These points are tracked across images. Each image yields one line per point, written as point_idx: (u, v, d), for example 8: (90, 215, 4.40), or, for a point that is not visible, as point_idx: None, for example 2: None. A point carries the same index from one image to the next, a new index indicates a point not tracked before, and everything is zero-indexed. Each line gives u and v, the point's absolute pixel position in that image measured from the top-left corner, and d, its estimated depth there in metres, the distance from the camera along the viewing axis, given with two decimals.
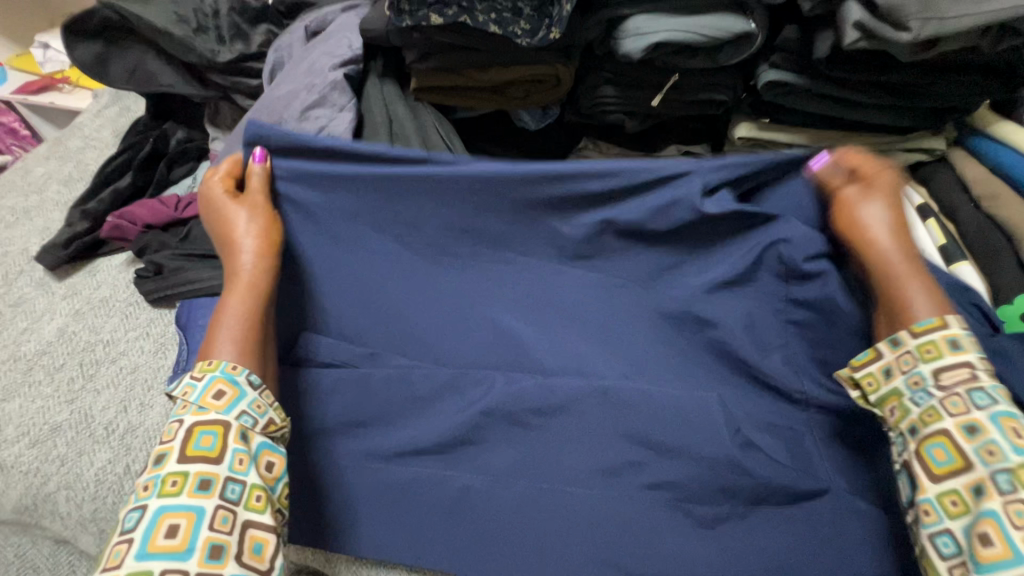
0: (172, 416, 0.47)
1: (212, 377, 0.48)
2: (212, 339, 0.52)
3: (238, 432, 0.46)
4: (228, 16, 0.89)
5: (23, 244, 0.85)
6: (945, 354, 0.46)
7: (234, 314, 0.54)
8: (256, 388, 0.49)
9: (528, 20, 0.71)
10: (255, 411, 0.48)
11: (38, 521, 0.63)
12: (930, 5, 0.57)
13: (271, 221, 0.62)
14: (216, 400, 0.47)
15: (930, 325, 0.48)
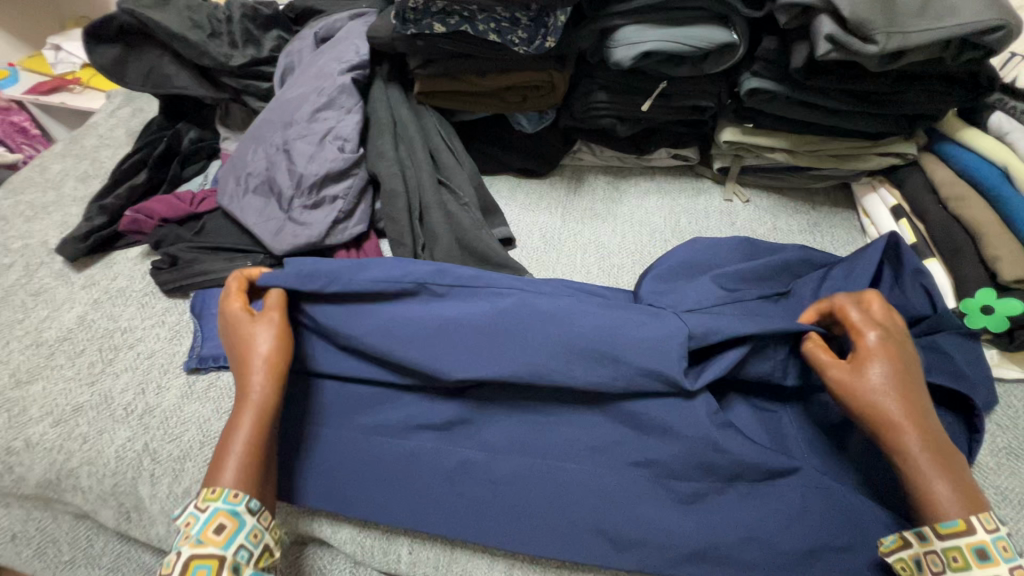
0: (172, 546, 0.45)
1: (214, 510, 0.46)
2: (220, 463, 0.49)
3: (232, 566, 0.45)
4: (240, 22, 0.94)
5: (43, 237, 0.89)
6: (973, 566, 0.43)
7: (240, 443, 0.50)
8: (256, 513, 0.48)
9: (525, 29, 0.75)
10: (252, 542, 0.47)
11: (61, 496, 0.67)
12: (893, 21, 0.62)
13: (282, 338, 0.57)
14: (216, 533, 0.46)
15: (955, 528, 0.45)
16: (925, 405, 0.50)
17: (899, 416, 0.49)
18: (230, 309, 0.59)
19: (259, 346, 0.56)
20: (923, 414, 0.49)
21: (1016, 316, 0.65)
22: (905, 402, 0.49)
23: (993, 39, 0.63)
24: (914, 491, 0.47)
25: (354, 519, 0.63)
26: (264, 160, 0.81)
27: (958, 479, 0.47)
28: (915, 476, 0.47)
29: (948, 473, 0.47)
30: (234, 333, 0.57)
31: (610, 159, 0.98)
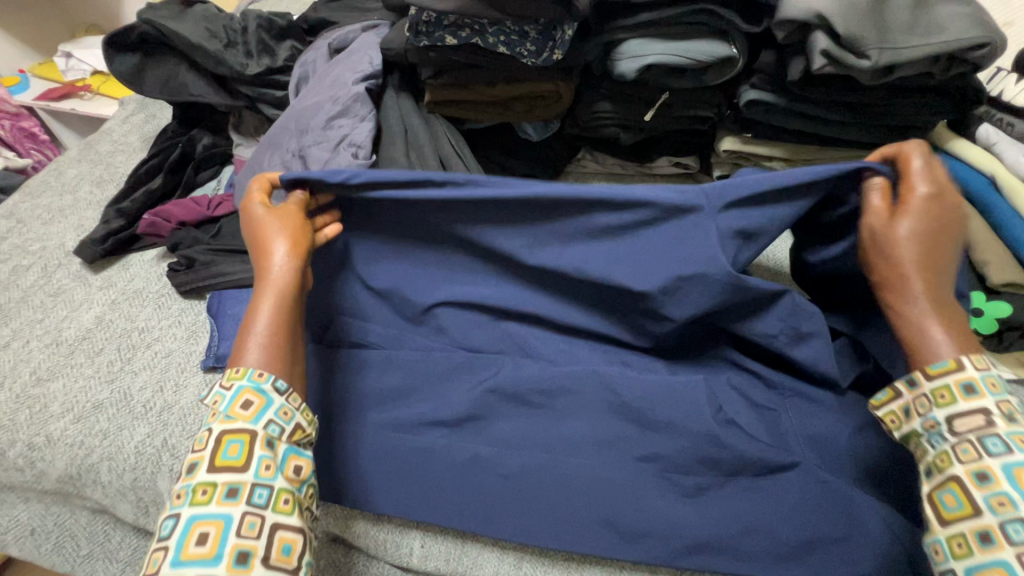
0: (203, 425, 0.47)
1: (239, 387, 0.48)
2: (243, 344, 0.51)
3: (264, 440, 0.46)
4: (255, 33, 0.97)
5: (60, 239, 0.91)
6: (959, 399, 0.46)
7: (265, 318, 0.53)
8: (283, 393, 0.49)
9: (533, 42, 0.79)
10: (282, 418, 0.48)
11: (81, 490, 0.69)
12: (885, 37, 0.66)
13: (295, 231, 0.59)
14: (244, 409, 0.47)
15: (946, 368, 0.47)
16: (944, 267, 0.52)
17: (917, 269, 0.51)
18: (249, 202, 0.61)
19: (277, 228, 0.59)
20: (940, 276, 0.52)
21: (1004, 318, 0.68)
22: (925, 260, 0.52)
23: (978, 55, 0.66)
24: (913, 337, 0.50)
25: (368, 513, 0.65)
26: (280, 165, 0.84)
27: (960, 333, 0.49)
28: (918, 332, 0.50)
29: (959, 337, 0.49)
30: (253, 219, 0.60)
31: (612, 166, 1.01)
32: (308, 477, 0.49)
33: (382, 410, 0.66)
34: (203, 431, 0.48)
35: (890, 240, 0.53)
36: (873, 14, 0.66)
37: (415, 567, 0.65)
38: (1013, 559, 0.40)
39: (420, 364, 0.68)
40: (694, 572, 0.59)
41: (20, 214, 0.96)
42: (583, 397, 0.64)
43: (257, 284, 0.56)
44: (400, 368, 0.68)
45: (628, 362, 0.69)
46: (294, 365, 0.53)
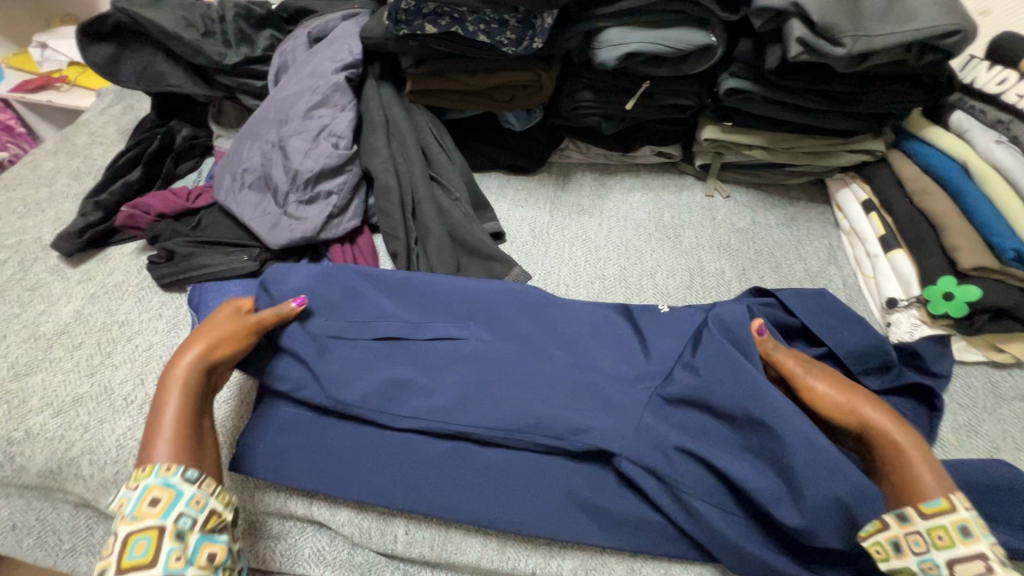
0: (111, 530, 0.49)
1: (146, 486, 0.50)
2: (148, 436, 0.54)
3: (172, 533, 0.48)
4: (233, 22, 0.95)
5: (37, 233, 0.90)
6: (958, 544, 0.45)
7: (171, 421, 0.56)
8: (193, 482, 0.51)
9: (513, 31, 0.78)
10: (193, 509, 0.50)
11: (61, 484, 0.68)
12: (860, 24, 0.66)
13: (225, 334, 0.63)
14: (151, 507, 0.49)
15: (939, 507, 0.47)
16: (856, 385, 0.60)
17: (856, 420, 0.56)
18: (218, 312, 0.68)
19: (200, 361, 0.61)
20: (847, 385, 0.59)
21: (974, 301, 0.69)
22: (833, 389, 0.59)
23: (950, 42, 0.67)
24: (901, 482, 0.51)
25: (352, 503, 0.65)
26: (260, 155, 0.83)
27: (896, 434, 0.53)
28: (908, 476, 0.50)
29: (921, 454, 0.51)
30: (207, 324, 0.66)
31: (596, 156, 1.01)
32: (226, 558, 0.51)
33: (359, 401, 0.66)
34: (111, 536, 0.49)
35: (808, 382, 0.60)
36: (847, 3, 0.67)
37: (400, 554, 0.66)
38: None
39: None
40: (675, 554, 0.61)
41: None
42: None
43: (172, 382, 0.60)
44: None
45: None
46: (205, 464, 0.55)
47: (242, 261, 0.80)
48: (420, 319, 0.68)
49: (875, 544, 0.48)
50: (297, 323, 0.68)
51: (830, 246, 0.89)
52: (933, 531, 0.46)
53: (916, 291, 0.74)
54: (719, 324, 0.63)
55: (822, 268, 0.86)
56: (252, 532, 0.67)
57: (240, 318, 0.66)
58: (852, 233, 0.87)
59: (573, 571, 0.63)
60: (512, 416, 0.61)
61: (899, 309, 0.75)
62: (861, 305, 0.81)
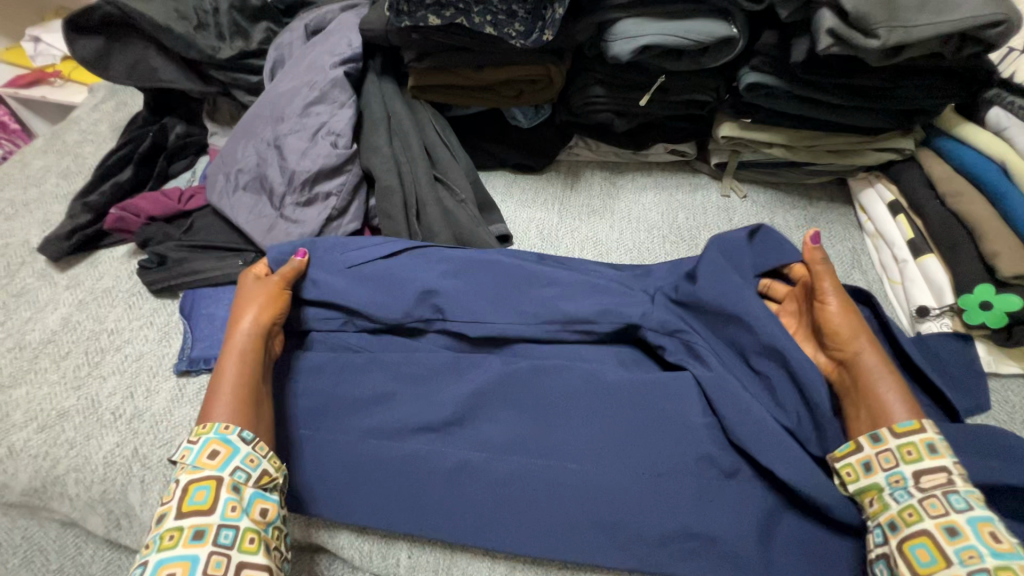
0: (174, 476, 0.52)
1: (206, 439, 0.53)
2: (212, 400, 0.57)
3: (230, 485, 0.51)
4: (228, 14, 0.91)
5: (24, 236, 0.86)
6: (924, 457, 0.51)
7: (227, 382, 0.58)
8: (250, 442, 0.54)
9: (523, 22, 0.73)
10: (249, 466, 0.53)
11: (47, 503, 0.65)
12: (896, 14, 0.62)
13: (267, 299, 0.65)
14: (211, 459, 0.52)
15: (909, 428, 0.52)
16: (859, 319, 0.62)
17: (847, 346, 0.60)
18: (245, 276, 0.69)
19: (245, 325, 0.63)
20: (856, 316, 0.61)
21: (1014, 311, 0.65)
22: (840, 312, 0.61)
23: (994, 33, 0.62)
24: (872, 401, 0.56)
25: (352, 525, 0.61)
26: (255, 155, 0.79)
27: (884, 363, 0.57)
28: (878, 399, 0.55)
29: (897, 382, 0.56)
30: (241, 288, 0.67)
31: (606, 154, 0.97)
32: (277, 517, 0.53)
33: (363, 416, 0.64)
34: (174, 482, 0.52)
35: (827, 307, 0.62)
36: None
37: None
38: (950, 542, 0.46)
39: (403, 369, 0.66)
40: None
41: None
42: (577, 406, 0.62)
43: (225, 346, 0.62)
44: (384, 373, 0.66)
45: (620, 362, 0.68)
46: (262, 420, 0.58)
47: (237, 266, 0.76)
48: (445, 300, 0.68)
49: (846, 466, 0.54)
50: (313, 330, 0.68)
51: (854, 249, 0.84)
52: (903, 448, 0.52)
53: (949, 299, 0.70)
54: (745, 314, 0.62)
55: (845, 273, 0.82)
56: None
57: (268, 281, 0.67)
58: (877, 236, 0.83)
59: None
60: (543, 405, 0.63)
61: (930, 318, 0.71)
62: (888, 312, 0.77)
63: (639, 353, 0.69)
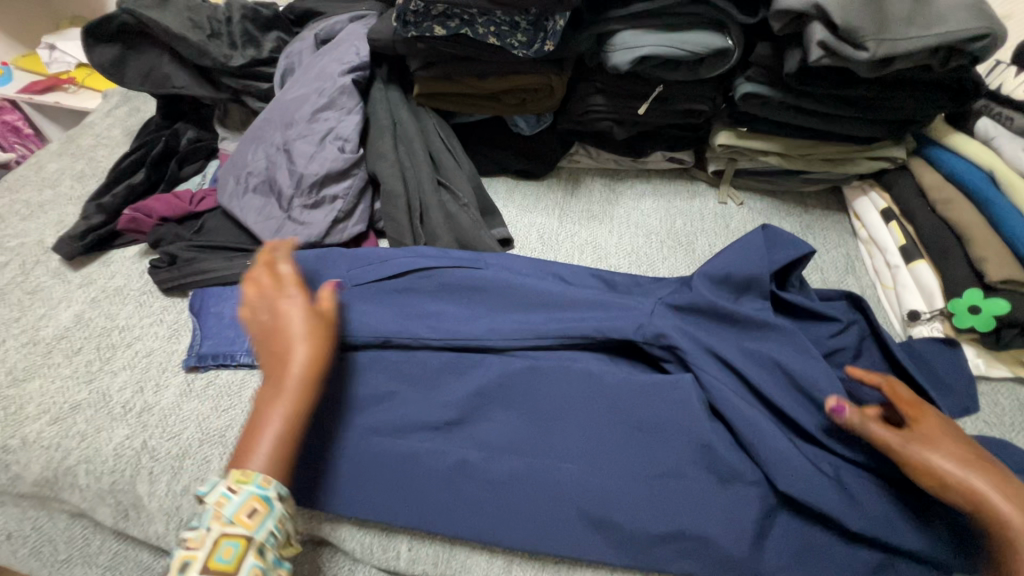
0: (200, 522, 0.44)
1: (246, 492, 0.46)
2: (252, 446, 0.48)
3: (258, 548, 0.44)
4: (240, 23, 0.94)
5: (39, 235, 0.89)
6: None
7: (277, 422, 0.49)
8: (286, 502, 0.47)
9: (524, 33, 0.76)
10: (279, 529, 0.46)
11: (57, 494, 0.66)
12: (884, 28, 0.64)
13: (314, 336, 0.53)
14: (247, 517, 0.45)
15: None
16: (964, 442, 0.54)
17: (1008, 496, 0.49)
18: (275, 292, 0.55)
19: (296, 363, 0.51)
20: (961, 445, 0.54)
21: (1002, 315, 0.66)
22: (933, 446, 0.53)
23: (978, 47, 0.64)
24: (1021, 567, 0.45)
25: (353, 518, 0.63)
26: (264, 159, 0.82)
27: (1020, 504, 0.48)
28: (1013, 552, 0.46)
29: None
30: (263, 319, 0.54)
31: (606, 161, 0.99)
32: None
33: (365, 413, 0.66)
34: (195, 526, 0.45)
35: (928, 444, 0.53)
36: (872, 4, 0.65)
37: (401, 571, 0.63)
38: None
39: (407, 367, 0.68)
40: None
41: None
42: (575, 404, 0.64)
43: (268, 381, 0.51)
44: (387, 371, 0.68)
45: (618, 363, 0.70)
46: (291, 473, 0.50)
47: (245, 266, 0.78)
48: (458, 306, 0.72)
49: None
50: None
51: (847, 256, 0.86)
52: None
53: (939, 303, 0.71)
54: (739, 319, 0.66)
55: (839, 278, 0.84)
56: None
57: (313, 312, 0.55)
58: (871, 243, 0.85)
59: None
60: (538, 402, 0.65)
61: (921, 322, 0.73)
62: (882, 316, 0.79)
63: (635, 354, 0.71)
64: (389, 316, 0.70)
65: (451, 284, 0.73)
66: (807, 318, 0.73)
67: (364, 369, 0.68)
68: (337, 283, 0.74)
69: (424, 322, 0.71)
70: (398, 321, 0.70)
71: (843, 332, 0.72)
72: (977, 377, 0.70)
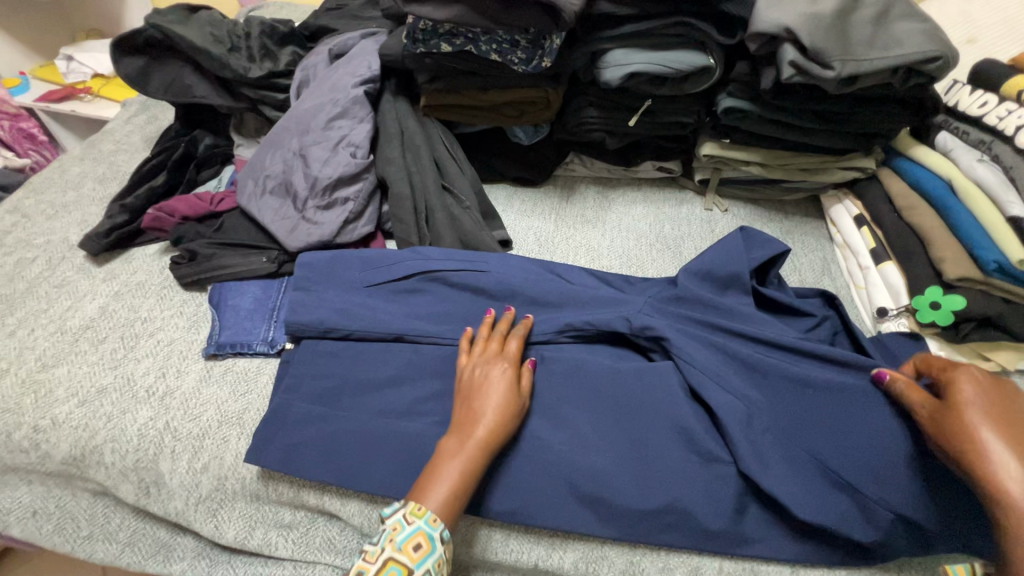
0: (381, 538, 0.56)
1: (416, 527, 0.56)
2: (429, 484, 0.58)
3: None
4: (258, 39, 1.01)
5: (63, 234, 0.94)
6: None
7: (454, 467, 0.59)
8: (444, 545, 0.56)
9: (524, 51, 0.83)
10: (436, 568, 0.55)
11: (84, 471, 0.71)
12: (848, 50, 0.71)
13: (507, 396, 0.64)
14: (414, 549, 0.55)
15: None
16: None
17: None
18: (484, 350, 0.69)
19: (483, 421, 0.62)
20: (1015, 433, 0.54)
21: (958, 310, 0.72)
22: (970, 436, 0.55)
23: (933, 67, 0.71)
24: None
25: (361, 494, 0.67)
26: (281, 163, 0.88)
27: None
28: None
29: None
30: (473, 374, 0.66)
31: (600, 170, 1.06)
32: None
33: (374, 397, 0.71)
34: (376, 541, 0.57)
35: (966, 432, 0.55)
36: (837, 29, 0.72)
37: (486, 560, 0.67)
38: None
39: (413, 356, 0.74)
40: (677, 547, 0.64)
41: (24, 208, 0.98)
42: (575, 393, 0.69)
43: (457, 431, 0.62)
44: (395, 359, 0.73)
45: (609, 353, 0.75)
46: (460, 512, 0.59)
47: (261, 262, 0.84)
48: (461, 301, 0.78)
49: None
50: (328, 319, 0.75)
51: (824, 259, 0.93)
52: None
53: (904, 300, 0.78)
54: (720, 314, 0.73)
55: (816, 279, 0.90)
56: (263, 520, 0.69)
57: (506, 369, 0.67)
58: (845, 247, 0.91)
59: (573, 564, 0.65)
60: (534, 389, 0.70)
61: (889, 318, 0.79)
62: (854, 314, 0.85)
63: (625, 345, 0.76)
64: (399, 314, 0.77)
65: (454, 281, 0.79)
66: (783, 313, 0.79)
67: (373, 357, 0.73)
68: (349, 281, 0.79)
69: (430, 319, 0.77)
70: (406, 318, 0.76)
71: (817, 326, 0.78)
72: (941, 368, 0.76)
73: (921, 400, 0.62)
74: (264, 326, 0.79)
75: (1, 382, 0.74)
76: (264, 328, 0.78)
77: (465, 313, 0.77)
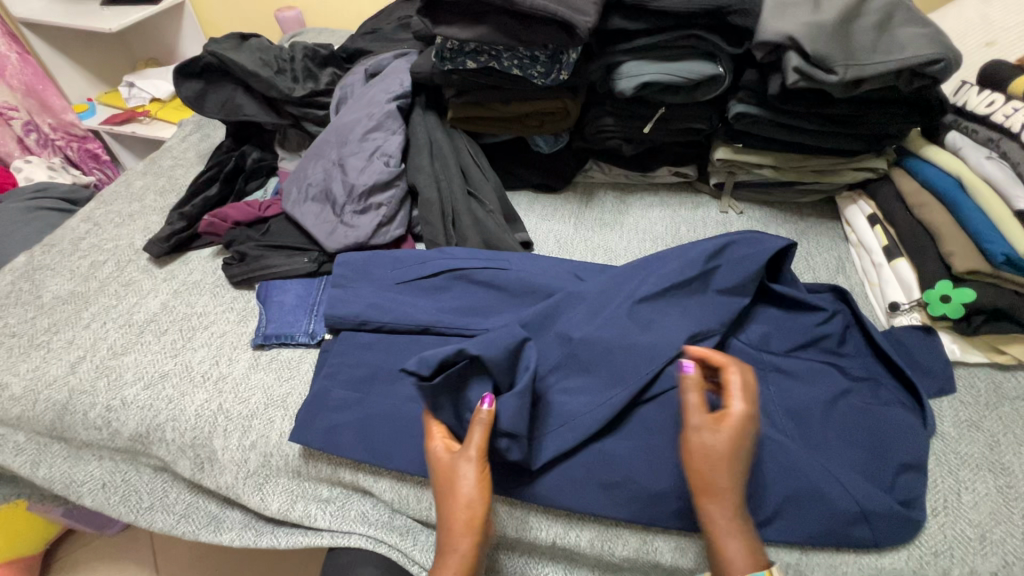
0: None
1: None
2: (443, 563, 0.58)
3: None
4: (302, 62, 1.11)
5: (129, 239, 1.05)
6: None
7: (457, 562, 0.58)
8: None
9: (543, 65, 0.89)
10: None
11: (148, 447, 0.79)
12: (850, 56, 0.75)
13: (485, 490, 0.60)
14: None
15: None
16: (748, 440, 0.58)
17: (702, 481, 0.57)
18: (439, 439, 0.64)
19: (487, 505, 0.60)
20: (743, 452, 0.58)
21: (969, 303, 0.74)
22: (694, 453, 0.58)
23: (935, 70, 0.74)
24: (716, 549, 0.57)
25: (393, 472, 0.72)
26: (322, 172, 0.96)
27: (730, 494, 0.57)
28: (712, 530, 0.57)
29: (733, 500, 0.57)
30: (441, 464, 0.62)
31: (618, 176, 1.11)
32: None
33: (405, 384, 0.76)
34: None
35: (704, 454, 0.57)
36: (840, 36, 0.76)
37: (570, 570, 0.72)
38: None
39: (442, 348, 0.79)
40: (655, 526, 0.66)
41: (96, 217, 1.10)
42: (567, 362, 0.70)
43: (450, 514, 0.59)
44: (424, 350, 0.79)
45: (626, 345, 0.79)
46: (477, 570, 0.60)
47: (303, 262, 0.92)
48: (486, 296, 0.84)
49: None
50: (362, 314, 0.81)
51: (839, 257, 0.95)
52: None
53: (915, 295, 0.80)
54: (731, 307, 0.77)
55: (830, 276, 0.92)
56: (303, 494, 0.76)
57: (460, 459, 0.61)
58: (859, 245, 0.93)
59: (589, 541, 0.69)
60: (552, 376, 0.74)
61: (901, 313, 0.81)
62: (868, 310, 0.87)
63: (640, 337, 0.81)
64: (425, 306, 0.82)
65: (479, 279, 0.84)
66: (794, 308, 0.82)
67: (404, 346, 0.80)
68: (381, 279, 0.86)
69: (456, 312, 0.82)
70: (435, 311, 0.82)
71: (829, 320, 0.80)
72: (954, 361, 0.77)
73: (698, 410, 0.59)
74: (306, 319, 0.86)
75: (77, 368, 0.84)
76: (307, 320, 0.86)
77: (488, 307, 0.83)
